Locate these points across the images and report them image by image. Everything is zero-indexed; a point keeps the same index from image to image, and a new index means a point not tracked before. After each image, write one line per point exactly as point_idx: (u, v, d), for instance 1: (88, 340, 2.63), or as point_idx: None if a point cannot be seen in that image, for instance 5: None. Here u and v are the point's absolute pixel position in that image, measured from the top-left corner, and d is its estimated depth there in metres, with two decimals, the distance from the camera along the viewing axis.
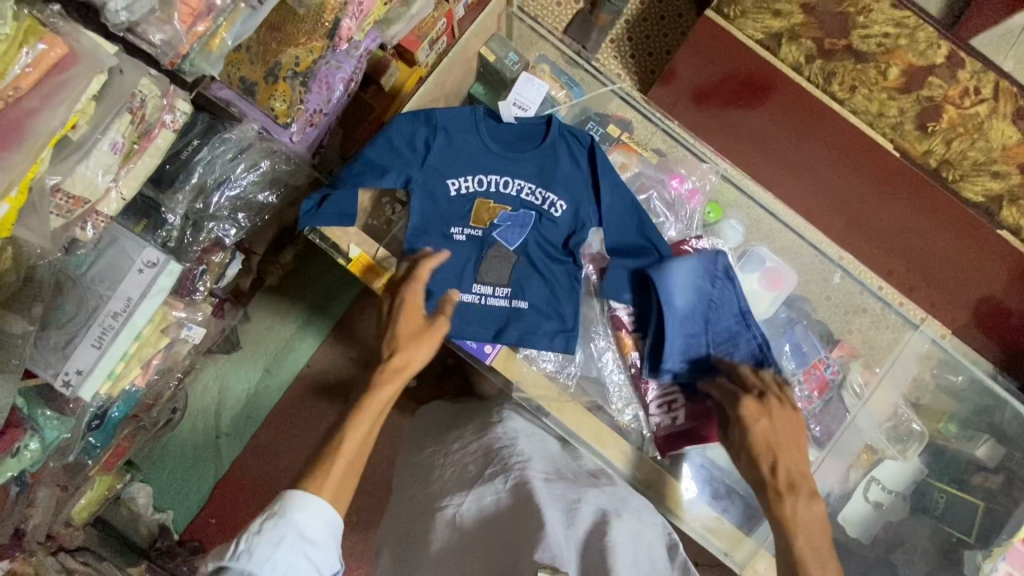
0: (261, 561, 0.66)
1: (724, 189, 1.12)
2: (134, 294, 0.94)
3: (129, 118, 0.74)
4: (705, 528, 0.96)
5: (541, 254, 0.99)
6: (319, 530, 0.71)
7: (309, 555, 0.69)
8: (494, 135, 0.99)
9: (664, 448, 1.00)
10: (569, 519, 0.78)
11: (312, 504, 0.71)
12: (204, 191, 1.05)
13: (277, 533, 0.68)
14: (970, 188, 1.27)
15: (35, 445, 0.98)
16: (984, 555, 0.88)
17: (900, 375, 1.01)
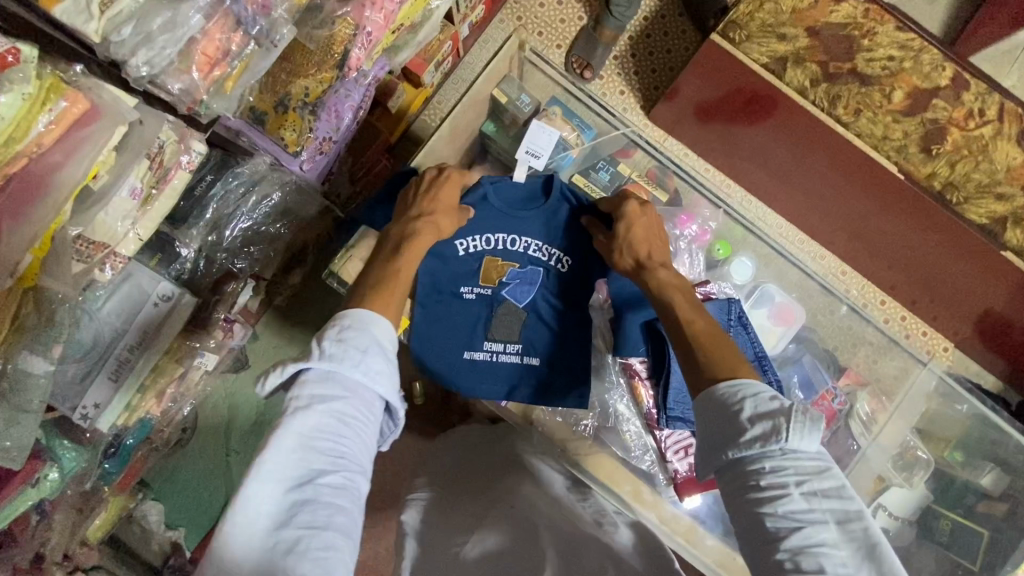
0: (346, 366, 0.64)
1: (732, 227, 1.12)
2: (151, 329, 0.97)
3: (148, 164, 0.75)
4: (715, 563, 0.98)
5: (551, 311, 1.01)
6: (393, 348, 0.69)
7: (387, 366, 0.67)
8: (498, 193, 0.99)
9: (682, 490, 1.01)
10: (573, 573, 0.74)
11: (382, 320, 0.70)
12: (217, 226, 1.08)
13: (358, 341, 0.66)
14: (974, 211, 1.26)
15: (54, 475, 0.99)
16: None
17: (909, 409, 1.04)
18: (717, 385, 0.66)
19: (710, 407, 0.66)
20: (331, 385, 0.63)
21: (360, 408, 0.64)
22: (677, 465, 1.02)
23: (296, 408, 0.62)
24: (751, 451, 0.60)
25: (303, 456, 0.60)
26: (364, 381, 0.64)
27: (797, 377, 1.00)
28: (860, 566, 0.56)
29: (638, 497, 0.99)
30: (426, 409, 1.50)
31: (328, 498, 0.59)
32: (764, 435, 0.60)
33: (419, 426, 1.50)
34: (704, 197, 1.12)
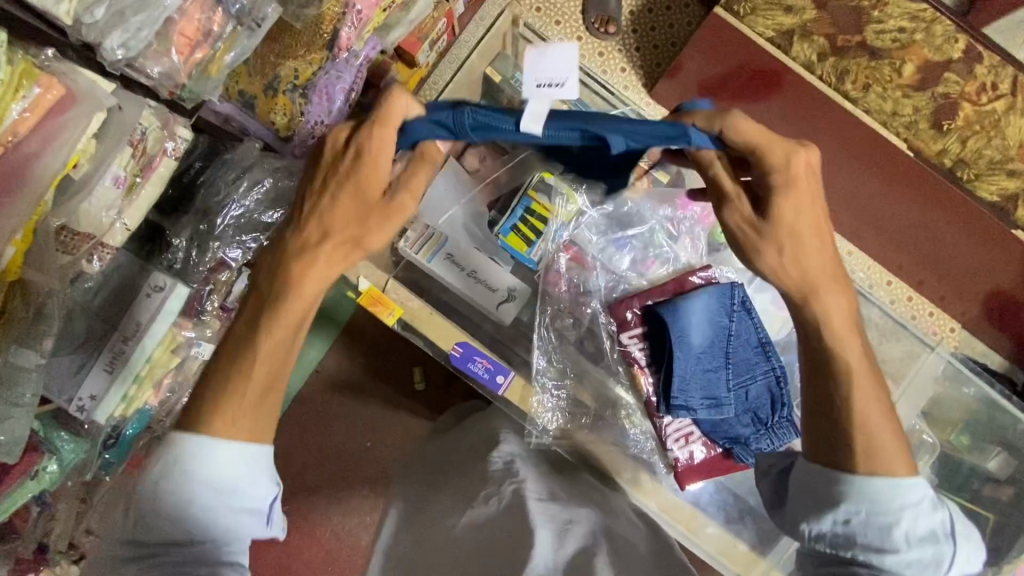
0: (174, 500, 0.62)
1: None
2: (143, 319, 0.94)
3: (130, 151, 0.73)
4: (715, 551, 0.95)
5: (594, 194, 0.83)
6: (234, 471, 0.64)
7: (228, 493, 0.63)
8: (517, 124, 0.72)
9: (683, 480, 0.95)
10: (560, 540, 0.79)
11: (215, 445, 0.63)
12: (209, 214, 1.04)
13: (182, 477, 0.62)
14: (985, 188, 1.26)
15: (53, 468, 1.01)
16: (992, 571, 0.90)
17: (918, 391, 1.00)
18: (840, 477, 0.67)
19: (828, 489, 0.68)
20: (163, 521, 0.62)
21: (214, 540, 0.63)
22: (679, 455, 0.95)
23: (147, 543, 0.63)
24: (896, 567, 0.64)
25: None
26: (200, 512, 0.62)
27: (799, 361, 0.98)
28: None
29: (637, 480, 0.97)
30: (427, 394, 1.50)
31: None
32: (921, 558, 0.64)
33: (421, 412, 1.49)
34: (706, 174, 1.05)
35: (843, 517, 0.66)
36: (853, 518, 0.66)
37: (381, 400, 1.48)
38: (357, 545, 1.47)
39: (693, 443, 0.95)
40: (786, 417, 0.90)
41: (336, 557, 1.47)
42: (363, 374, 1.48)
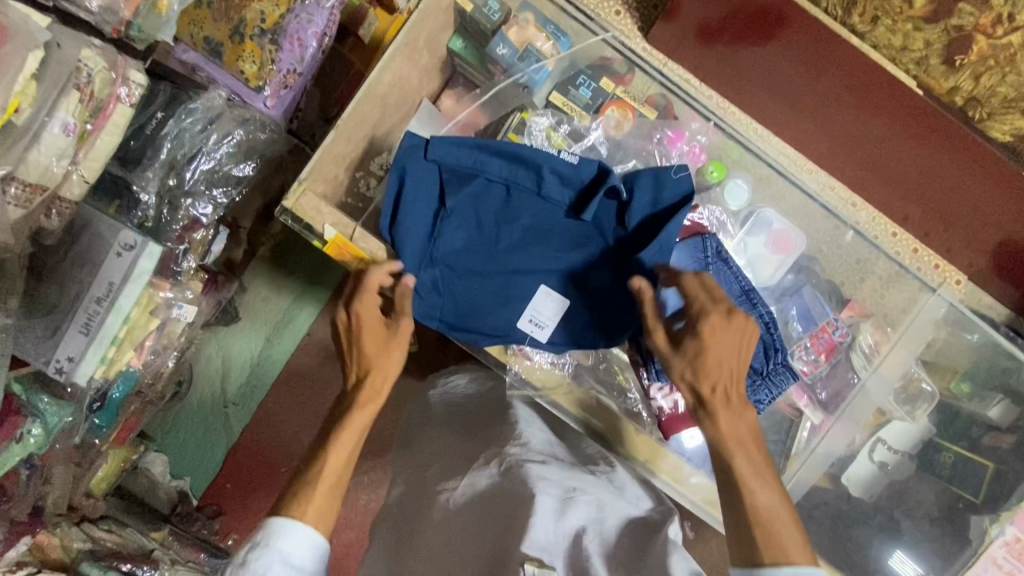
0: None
1: (728, 146, 1.01)
2: (116, 279, 0.91)
3: (78, 95, 0.69)
4: (703, 500, 0.93)
5: (573, 245, 0.86)
6: (309, 558, 0.64)
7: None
8: (504, 219, 0.85)
9: (666, 429, 0.92)
10: (564, 510, 0.76)
11: (295, 530, 0.64)
12: (175, 167, 0.98)
13: (261, 564, 0.61)
14: (997, 128, 1.16)
15: (38, 431, 0.99)
16: (991, 519, 0.89)
17: (915, 338, 0.94)
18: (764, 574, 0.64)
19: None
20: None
21: None
22: (661, 404, 0.91)
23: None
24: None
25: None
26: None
27: (795, 309, 0.92)
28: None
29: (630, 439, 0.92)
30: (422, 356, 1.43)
31: None
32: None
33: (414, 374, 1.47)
34: (696, 111, 1.02)
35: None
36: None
37: None
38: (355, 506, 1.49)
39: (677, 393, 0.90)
40: (781, 363, 0.84)
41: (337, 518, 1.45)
42: None
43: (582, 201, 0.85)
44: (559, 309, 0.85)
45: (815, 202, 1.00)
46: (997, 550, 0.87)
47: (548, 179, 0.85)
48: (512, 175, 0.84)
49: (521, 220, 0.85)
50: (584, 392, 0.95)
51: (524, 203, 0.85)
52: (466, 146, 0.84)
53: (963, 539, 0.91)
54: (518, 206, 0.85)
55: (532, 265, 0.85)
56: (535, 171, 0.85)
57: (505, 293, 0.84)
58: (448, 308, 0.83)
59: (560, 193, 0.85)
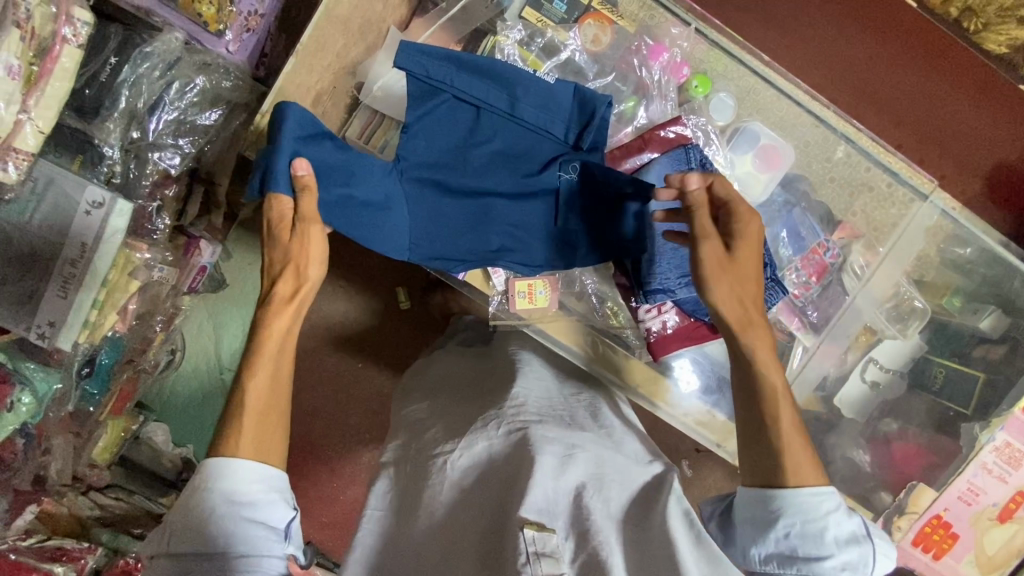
0: (201, 536, 0.59)
1: (714, 55, 0.94)
2: (88, 240, 0.88)
3: (19, 34, 0.65)
4: (693, 420, 0.96)
5: (544, 170, 0.82)
6: (257, 488, 0.61)
7: (252, 516, 0.60)
8: (472, 142, 0.81)
9: (658, 352, 0.90)
10: (565, 467, 0.70)
11: (231, 465, 0.61)
12: (137, 117, 0.93)
13: (203, 508, 0.60)
14: (993, 39, 1.21)
15: (28, 399, 0.98)
16: (982, 427, 0.93)
17: (905, 250, 0.92)
18: (776, 496, 0.63)
19: None
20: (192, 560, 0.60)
21: None
22: (652, 324, 0.90)
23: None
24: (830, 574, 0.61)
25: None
26: (224, 543, 0.59)
27: (784, 230, 0.89)
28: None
29: (613, 363, 0.93)
30: (414, 313, 1.39)
31: None
32: (850, 561, 0.61)
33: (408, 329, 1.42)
34: (675, 14, 0.94)
35: (784, 534, 0.62)
36: (791, 533, 0.62)
37: (366, 318, 1.38)
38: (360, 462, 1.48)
39: (666, 313, 0.90)
40: (771, 278, 0.81)
41: (341, 475, 1.40)
42: (342, 295, 1.37)
43: (558, 126, 0.81)
44: (528, 235, 0.83)
45: (803, 109, 0.93)
46: (985, 454, 0.91)
47: (523, 99, 0.80)
48: (483, 96, 0.79)
49: (491, 143, 0.81)
50: (578, 328, 0.93)
51: (494, 125, 0.81)
52: (437, 57, 0.77)
53: (953, 448, 0.95)
54: (492, 129, 0.81)
55: (500, 192, 0.82)
56: (508, 91, 0.80)
57: (470, 222, 0.82)
58: (407, 237, 0.80)
59: (535, 115, 0.80)
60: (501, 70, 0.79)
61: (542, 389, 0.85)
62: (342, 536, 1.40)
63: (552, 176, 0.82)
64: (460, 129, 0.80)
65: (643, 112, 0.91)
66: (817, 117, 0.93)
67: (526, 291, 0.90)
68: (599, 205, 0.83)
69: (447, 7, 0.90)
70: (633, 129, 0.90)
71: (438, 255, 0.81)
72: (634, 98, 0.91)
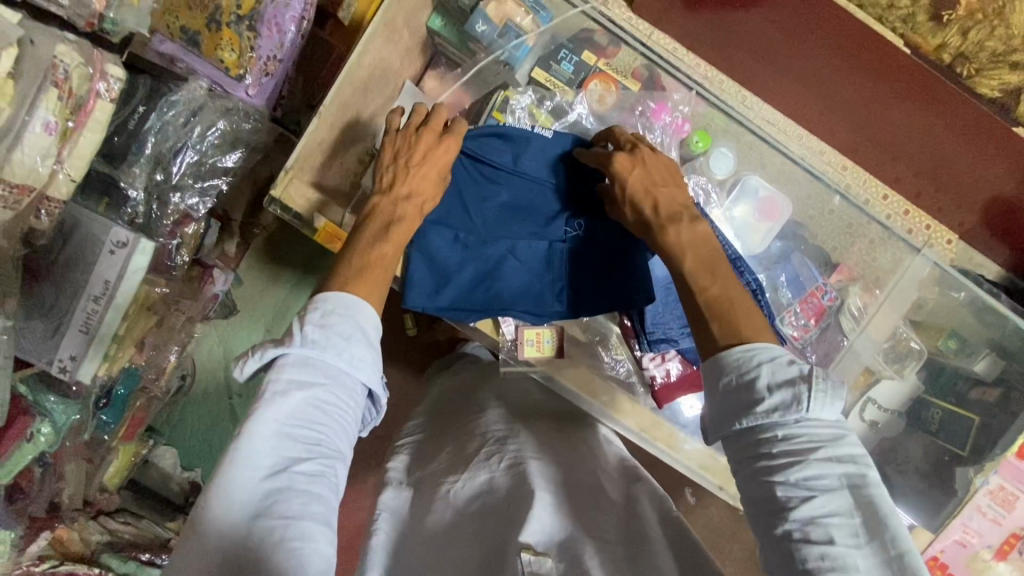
0: (327, 353, 0.61)
1: (711, 114, 0.98)
2: (111, 277, 0.91)
3: (56, 93, 0.68)
4: (698, 465, 0.94)
5: (547, 220, 0.86)
6: (380, 336, 0.65)
7: (372, 354, 0.63)
8: (482, 196, 0.85)
9: (661, 399, 0.94)
10: (561, 505, 0.72)
11: (367, 306, 0.64)
12: (161, 162, 0.97)
13: (341, 328, 0.62)
14: (985, 83, 1.11)
15: (47, 430, 0.99)
16: (976, 470, 0.94)
17: (901, 298, 0.95)
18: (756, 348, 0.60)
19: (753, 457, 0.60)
20: (310, 371, 0.61)
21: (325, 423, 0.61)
22: (654, 373, 0.93)
23: (273, 394, 0.59)
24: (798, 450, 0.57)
25: (277, 441, 0.58)
26: (344, 371, 0.62)
27: (784, 276, 0.91)
28: (868, 536, 0.54)
29: (620, 406, 0.92)
30: (420, 340, 1.42)
31: (304, 487, 0.58)
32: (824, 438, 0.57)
33: (411, 358, 1.42)
34: (677, 78, 0.98)
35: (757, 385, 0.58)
36: (728, 389, 0.60)
37: None
38: (364, 487, 1.42)
39: (668, 360, 0.93)
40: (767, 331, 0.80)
41: (346, 499, 1.41)
42: None
43: (563, 179, 0.86)
44: (539, 279, 0.86)
45: (798, 164, 0.96)
46: (980, 497, 0.94)
47: (529, 156, 0.85)
48: (492, 152, 0.85)
49: (500, 197, 0.85)
50: (584, 372, 0.94)
51: (503, 180, 0.85)
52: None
53: (950, 491, 0.95)
54: (504, 185, 0.85)
55: (512, 238, 0.85)
56: (516, 148, 0.85)
57: (481, 271, 0.85)
58: (427, 284, 0.83)
59: (541, 171, 0.85)
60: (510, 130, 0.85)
61: (541, 428, 0.89)
62: (348, 563, 1.41)
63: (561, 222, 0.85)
64: (470, 184, 0.85)
65: None
66: (813, 172, 0.96)
67: (535, 340, 0.92)
68: (602, 259, 0.84)
69: (463, 71, 0.96)
70: None
71: (456, 303, 0.85)
72: None
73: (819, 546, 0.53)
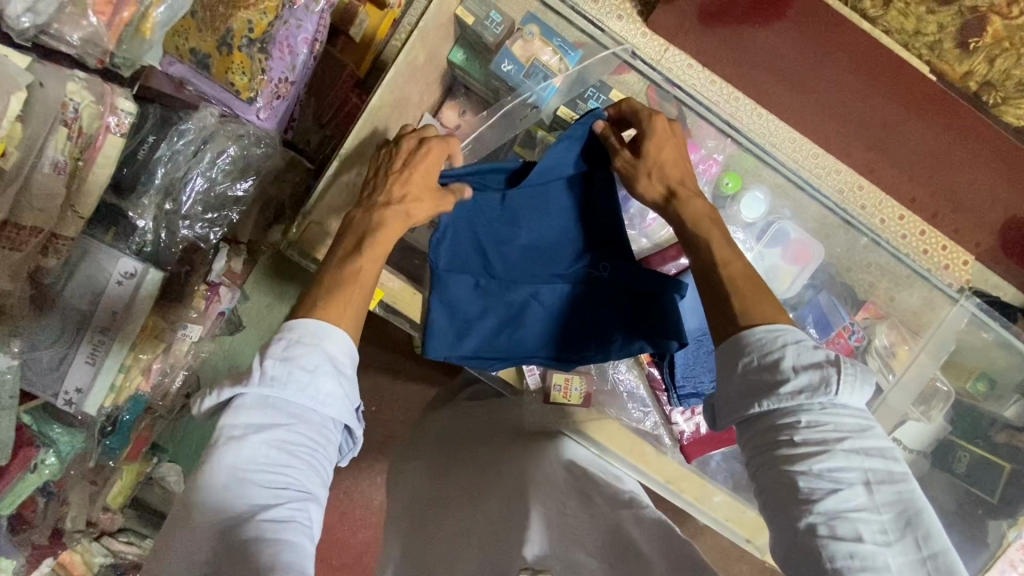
0: (290, 390, 0.58)
1: (742, 157, 0.97)
2: (120, 308, 0.89)
3: (66, 132, 0.68)
4: (724, 518, 0.91)
5: (567, 257, 0.84)
6: (349, 365, 0.62)
7: (343, 386, 0.61)
8: (499, 237, 0.83)
9: (690, 454, 0.91)
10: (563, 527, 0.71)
11: (338, 332, 0.62)
12: (172, 192, 0.95)
13: (306, 360, 0.59)
14: (1012, 112, 1.08)
15: (52, 460, 0.99)
16: (1009, 524, 0.92)
17: (938, 348, 0.93)
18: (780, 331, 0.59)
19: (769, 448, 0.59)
20: (269, 412, 0.58)
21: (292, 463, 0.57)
22: (683, 426, 0.91)
23: (230, 441, 0.56)
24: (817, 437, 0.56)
25: (230, 489, 0.55)
26: (309, 408, 0.59)
27: (812, 316, 0.91)
28: (897, 533, 0.54)
29: (656, 464, 0.90)
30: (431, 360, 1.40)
31: (272, 537, 0.54)
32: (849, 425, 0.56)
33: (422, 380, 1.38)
34: (710, 122, 0.96)
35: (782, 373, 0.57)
36: (751, 368, 0.59)
37: (385, 369, 1.37)
38: (371, 505, 1.40)
39: (699, 414, 0.91)
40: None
41: (354, 519, 1.40)
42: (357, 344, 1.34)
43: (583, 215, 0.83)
44: (562, 322, 0.85)
45: (835, 213, 0.96)
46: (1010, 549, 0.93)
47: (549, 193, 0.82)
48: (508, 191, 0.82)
49: (517, 236, 0.83)
50: (614, 427, 0.90)
51: (520, 219, 0.83)
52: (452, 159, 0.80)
53: (981, 543, 0.93)
54: (523, 222, 0.83)
55: (533, 281, 0.84)
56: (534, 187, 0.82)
57: (501, 313, 0.84)
58: (449, 334, 0.83)
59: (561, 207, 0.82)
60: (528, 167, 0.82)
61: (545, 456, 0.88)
62: None
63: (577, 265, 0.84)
64: (486, 221, 0.82)
65: None
66: (847, 220, 0.96)
67: (563, 384, 0.90)
68: (625, 300, 0.83)
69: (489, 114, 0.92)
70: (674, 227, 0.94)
71: (479, 350, 0.84)
72: None
73: (847, 543, 0.53)
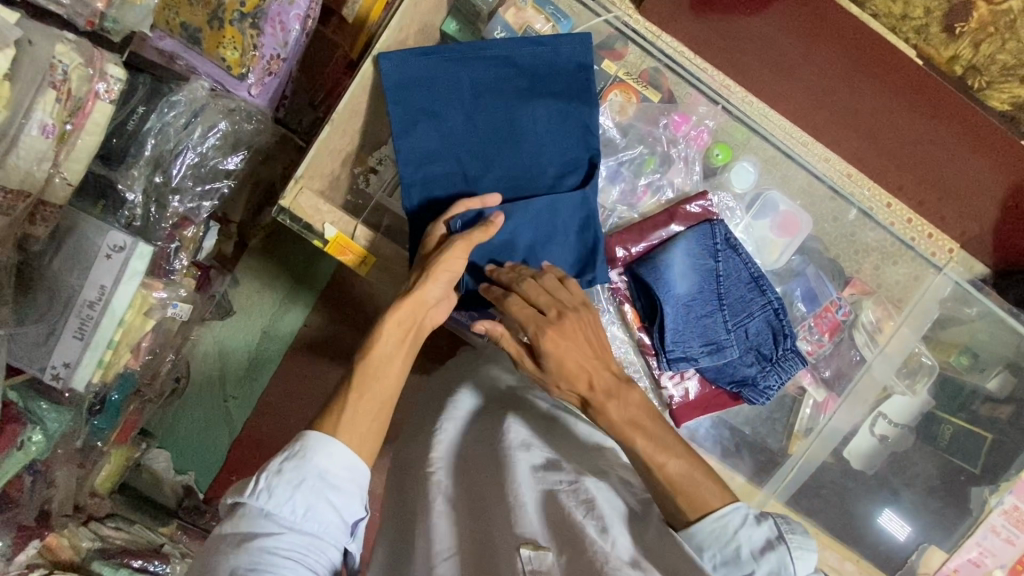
0: (276, 503, 0.59)
1: (734, 129, 0.99)
2: (107, 282, 0.87)
3: (55, 94, 0.66)
4: None
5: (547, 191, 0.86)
6: (346, 476, 0.62)
7: (338, 504, 0.61)
8: (477, 174, 0.86)
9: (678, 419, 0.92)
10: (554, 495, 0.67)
11: (334, 447, 0.62)
12: (161, 164, 0.95)
13: (298, 477, 0.60)
14: (996, 96, 1.09)
15: (39, 437, 0.96)
16: (991, 490, 0.93)
17: (919, 319, 0.94)
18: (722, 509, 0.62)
19: None
20: (265, 523, 0.59)
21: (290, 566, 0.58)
22: (673, 392, 0.91)
23: (228, 544, 0.58)
24: None
25: None
26: (302, 520, 0.59)
27: (799, 289, 0.95)
28: None
29: None
30: None
31: None
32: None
33: None
34: (702, 93, 0.99)
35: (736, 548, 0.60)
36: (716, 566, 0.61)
37: None
38: None
39: (688, 380, 0.92)
40: (789, 348, 0.89)
41: None
42: None
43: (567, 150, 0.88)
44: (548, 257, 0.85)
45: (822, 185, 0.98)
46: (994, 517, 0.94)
47: (527, 131, 0.87)
48: (488, 130, 0.87)
49: (495, 173, 0.86)
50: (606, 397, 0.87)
51: (499, 157, 0.86)
52: (420, 85, 0.85)
53: (963, 510, 0.95)
54: (503, 160, 0.87)
55: None
56: (512, 124, 0.87)
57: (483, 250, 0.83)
58: None
59: (538, 140, 0.87)
60: (510, 106, 0.87)
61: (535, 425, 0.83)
62: None
63: (570, 190, 0.87)
64: (466, 160, 0.86)
65: (669, 184, 0.96)
66: (835, 191, 0.98)
67: None
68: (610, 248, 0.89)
69: None
70: (660, 200, 0.96)
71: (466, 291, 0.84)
72: (652, 158, 0.96)
73: None
